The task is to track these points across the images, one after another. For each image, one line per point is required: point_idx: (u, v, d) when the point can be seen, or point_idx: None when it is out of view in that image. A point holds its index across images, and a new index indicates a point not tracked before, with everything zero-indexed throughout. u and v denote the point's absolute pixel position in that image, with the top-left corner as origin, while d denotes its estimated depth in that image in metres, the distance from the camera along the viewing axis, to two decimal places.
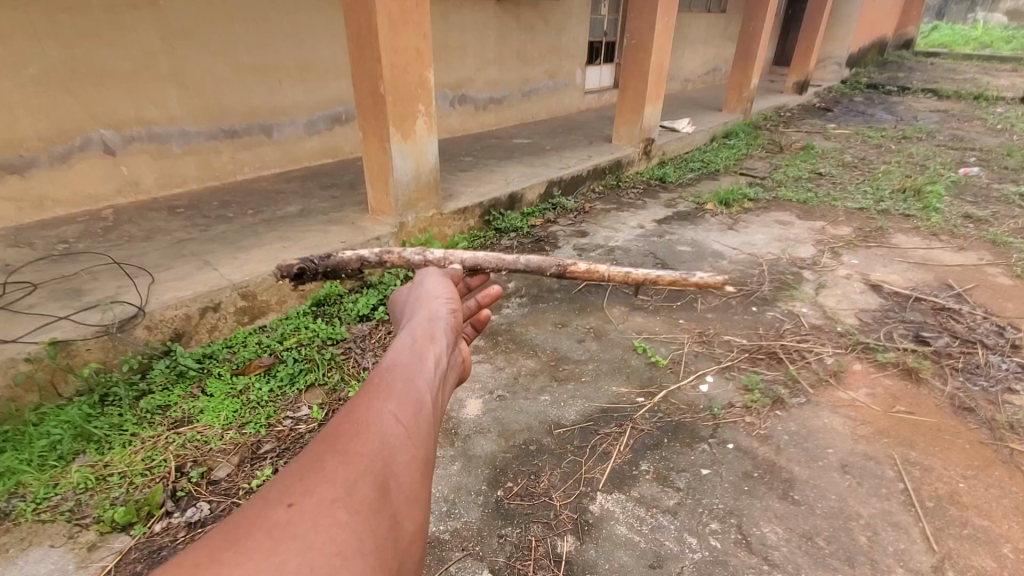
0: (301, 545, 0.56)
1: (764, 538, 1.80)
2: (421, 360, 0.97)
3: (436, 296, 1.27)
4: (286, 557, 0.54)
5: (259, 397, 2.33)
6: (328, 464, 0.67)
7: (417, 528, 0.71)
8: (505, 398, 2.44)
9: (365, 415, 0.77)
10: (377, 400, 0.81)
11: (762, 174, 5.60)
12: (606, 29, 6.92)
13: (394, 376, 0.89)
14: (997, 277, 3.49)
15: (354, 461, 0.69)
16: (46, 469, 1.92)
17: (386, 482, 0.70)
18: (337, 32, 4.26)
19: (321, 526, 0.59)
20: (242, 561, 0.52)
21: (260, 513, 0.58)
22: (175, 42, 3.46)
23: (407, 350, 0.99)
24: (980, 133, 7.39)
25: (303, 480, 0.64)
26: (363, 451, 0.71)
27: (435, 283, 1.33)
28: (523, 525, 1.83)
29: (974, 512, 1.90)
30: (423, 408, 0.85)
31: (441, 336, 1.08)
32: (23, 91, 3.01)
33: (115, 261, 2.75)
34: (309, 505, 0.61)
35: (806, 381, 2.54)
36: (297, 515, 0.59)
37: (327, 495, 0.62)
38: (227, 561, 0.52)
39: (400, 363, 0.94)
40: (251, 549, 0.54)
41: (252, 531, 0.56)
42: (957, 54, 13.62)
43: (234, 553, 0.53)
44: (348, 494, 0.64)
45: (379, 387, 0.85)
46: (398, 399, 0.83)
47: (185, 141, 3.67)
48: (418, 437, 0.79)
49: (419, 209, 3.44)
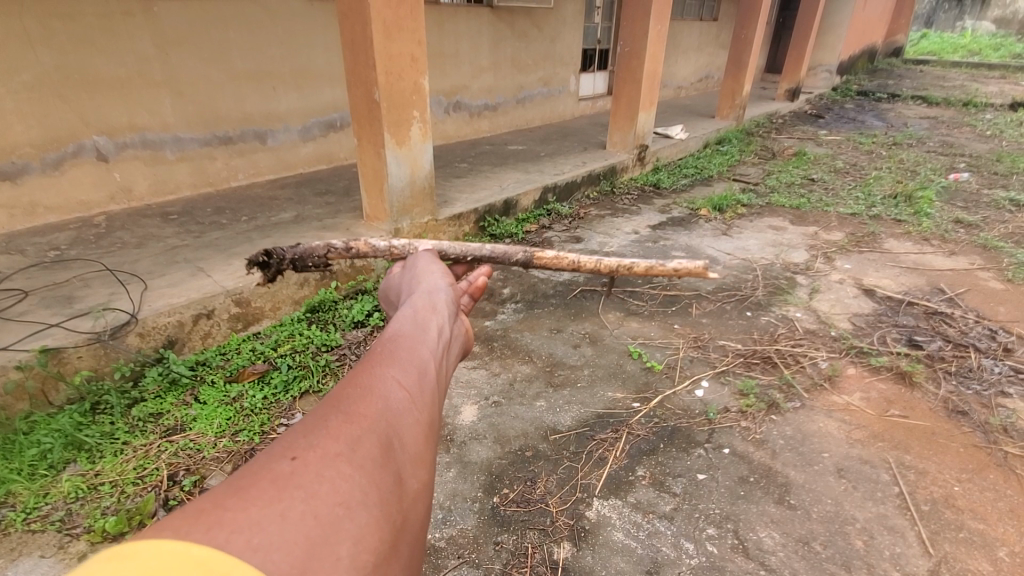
0: (305, 493, 0.55)
1: (761, 543, 1.79)
2: (423, 330, 0.97)
3: (432, 274, 1.28)
4: (289, 505, 0.54)
5: (253, 404, 2.30)
6: (333, 422, 0.66)
7: (421, 487, 0.69)
8: (501, 404, 2.43)
9: (369, 380, 0.76)
10: (379, 366, 0.81)
11: (755, 180, 5.64)
12: (599, 37, 6.99)
13: (397, 345, 0.89)
14: (988, 281, 3.53)
15: (359, 420, 0.68)
16: (36, 478, 1.89)
17: (390, 441, 0.69)
18: (332, 39, 4.27)
19: (325, 477, 0.58)
20: (247, 507, 0.52)
21: (265, 465, 0.58)
22: (170, 48, 3.46)
23: (409, 321, 0.99)
24: (970, 139, 7.48)
25: (306, 436, 0.63)
26: (367, 412, 0.70)
27: (430, 263, 1.34)
28: (520, 531, 1.82)
29: (970, 515, 1.91)
30: (426, 375, 0.85)
31: (441, 309, 1.09)
32: (15, 98, 2.99)
33: (107, 268, 2.73)
34: (313, 457, 0.60)
35: (801, 385, 2.54)
36: (300, 467, 0.58)
37: (331, 450, 0.62)
38: (230, 507, 0.51)
39: (403, 333, 0.94)
40: (255, 496, 0.53)
41: (255, 480, 0.55)
42: (945, 62, 13.82)
43: (238, 499, 0.52)
44: (352, 450, 0.63)
45: (382, 355, 0.85)
46: (400, 365, 0.83)
47: (179, 147, 3.66)
48: (421, 401, 0.79)
49: (414, 215, 3.44)
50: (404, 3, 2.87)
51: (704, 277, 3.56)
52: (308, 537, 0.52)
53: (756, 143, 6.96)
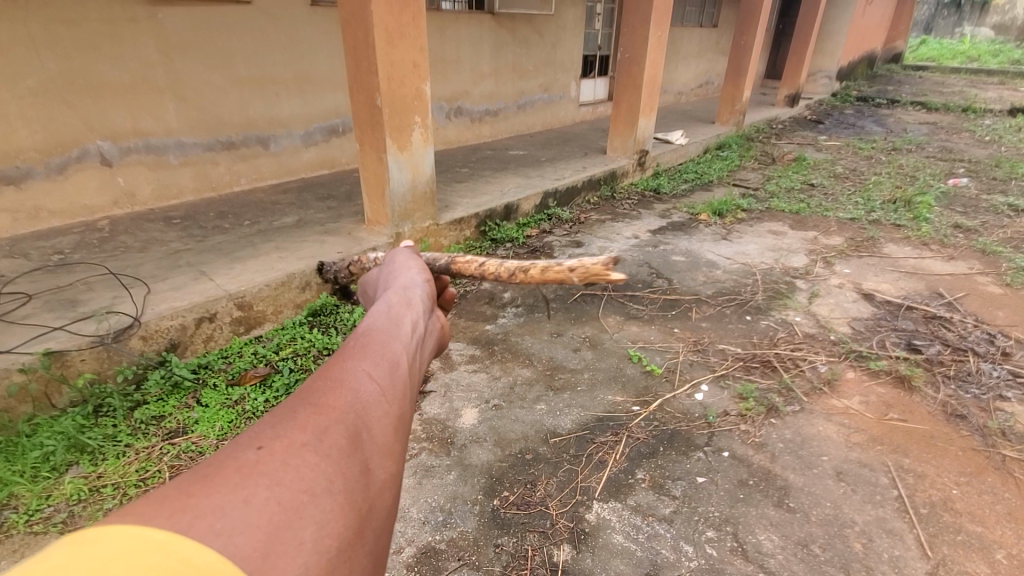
0: (268, 480, 0.57)
1: (760, 546, 1.80)
2: (397, 324, 0.99)
3: (408, 270, 1.29)
4: (253, 492, 0.55)
5: (255, 407, 2.31)
6: (301, 413, 0.67)
7: (389, 477, 0.71)
8: (501, 407, 2.44)
9: (340, 372, 0.78)
10: (351, 359, 0.82)
11: (755, 185, 5.66)
12: (600, 43, 7.04)
13: (370, 339, 0.90)
14: (987, 285, 3.54)
15: (328, 411, 0.69)
16: (38, 480, 1.91)
17: (358, 432, 0.70)
18: (334, 45, 4.31)
19: (290, 465, 0.59)
20: (212, 493, 0.52)
21: (230, 454, 0.59)
22: (174, 54, 3.49)
23: (384, 315, 1.01)
24: (969, 145, 7.50)
25: (273, 427, 0.64)
26: (336, 403, 0.71)
27: (407, 260, 1.35)
28: (519, 533, 1.83)
29: (968, 518, 1.92)
30: (399, 368, 0.86)
31: (416, 304, 1.10)
32: (20, 102, 3.02)
33: (111, 272, 2.76)
34: (278, 447, 0.61)
35: (801, 389, 2.55)
36: (265, 456, 0.59)
37: (297, 439, 0.63)
38: (194, 492, 0.52)
39: (376, 328, 0.95)
40: (219, 483, 0.54)
41: (220, 468, 0.56)
42: (944, 68, 13.90)
43: (203, 485, 0.53)
44: (318, 440, 0.64)
45: (355, 349, 0.86)
46: (372, 358, 0.84)
47: (182, 152, 3.69)
48: (392, 394, 0.80)
49: (415, 219, 3.46)
50: (405, 10, 2.91)
51: (704, 282, 3.57)
52: (272, 523, 0.53)
53: (756, 149, 6.99)
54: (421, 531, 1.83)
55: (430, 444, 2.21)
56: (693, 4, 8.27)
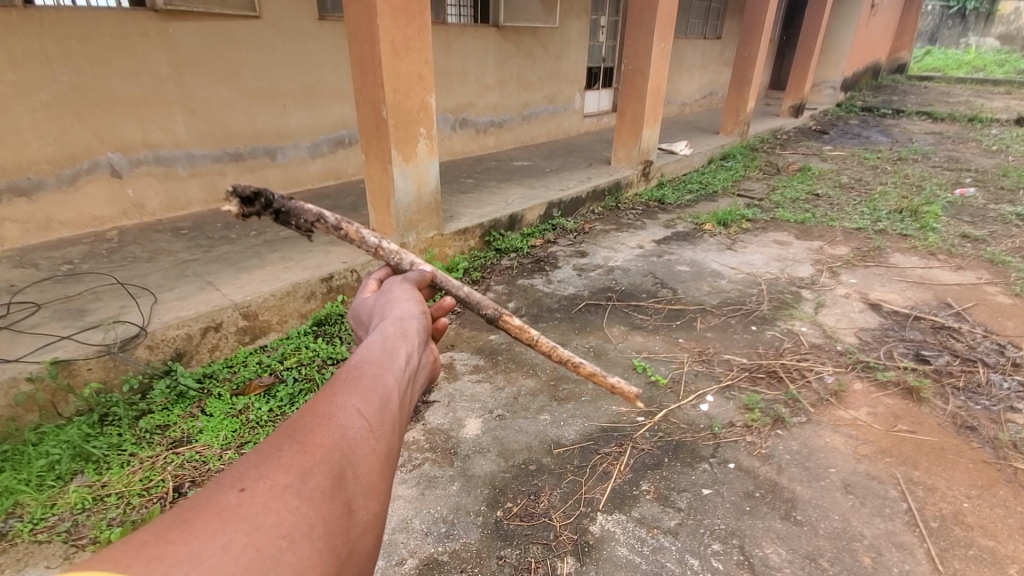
0: (249, 525, 0.57)
1: (766, 560, 1.77)
2: (390, 356, 0.96)
3: (405, 296, 1.23)
4: (231, 538, 0.55)
5: (259, 417, 2.31)
6: (285, 453, 0.67)
7: (373, 518, 0.70)
8: (504, 417, 2.43)
9: (329, 408, 0.77)
10: (341, 394, 0.81)
11: (760, 196, 5.65)
12: (604, 55, 7.11)
13: (360, 373, 0.88)
14: (996, 296, 3.50)
15: (313, 450, 0.69)
16: (44, 489, 1.92)
17: (342, 472, 0.70)
18: (342, 59, 4.36)
19: (271, 509, 0.59)
20: (190, 539, 0.53)
21: (212, 495, 0.59)
22: (186, 69, 3.55)
23: (378, 346, 0.98)
24: (976, 154, 7.47)
25: (256, 468, 0.64)
26: (323, 442, 0.71)
27: (404, 286, 1.28)
28: (523, 546, 1.81)
29: (980, 532, 1.88)
30: (390, 403, 0.85)
31: (412, 335, 1.07)
32: (33, 116, 3.07)
33: (118, 282, 2.78)
34: (260, 489, 0.61)
35: (807, 400, 2.52)
36: (247, 499, 0.59)
37: (280, 481, 0.63)
38: (173, 538, 0.52)
39: (368, 360, 0.93)
40: (199, 528, 0.54)
41: (201, 511, 0.56)
42: (950, 78, 13.90)
43: (183, 530, 0.53)
44: (302, 481, 0.64)
45: (346, 382, 0.85)
46: (362, 393, 0.83)
47: (190, 164, 3.75)
48: (382, 431, 0.79)
49: (419, 230, 3.48)
50: (410, 23, 2.94)
51: (709, 292, 3.55)
52: (247, 569, 0.54)
53: (762, 159, 6.99)
54: (424, 543, 1.82)
55: (433, 455, 2.20)
56: (696, 17, 8.33)
